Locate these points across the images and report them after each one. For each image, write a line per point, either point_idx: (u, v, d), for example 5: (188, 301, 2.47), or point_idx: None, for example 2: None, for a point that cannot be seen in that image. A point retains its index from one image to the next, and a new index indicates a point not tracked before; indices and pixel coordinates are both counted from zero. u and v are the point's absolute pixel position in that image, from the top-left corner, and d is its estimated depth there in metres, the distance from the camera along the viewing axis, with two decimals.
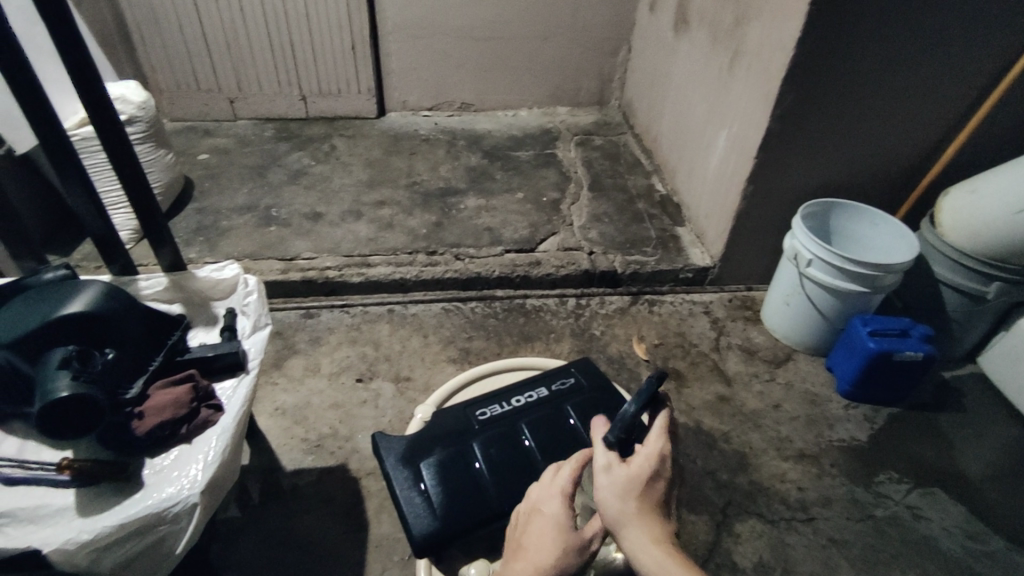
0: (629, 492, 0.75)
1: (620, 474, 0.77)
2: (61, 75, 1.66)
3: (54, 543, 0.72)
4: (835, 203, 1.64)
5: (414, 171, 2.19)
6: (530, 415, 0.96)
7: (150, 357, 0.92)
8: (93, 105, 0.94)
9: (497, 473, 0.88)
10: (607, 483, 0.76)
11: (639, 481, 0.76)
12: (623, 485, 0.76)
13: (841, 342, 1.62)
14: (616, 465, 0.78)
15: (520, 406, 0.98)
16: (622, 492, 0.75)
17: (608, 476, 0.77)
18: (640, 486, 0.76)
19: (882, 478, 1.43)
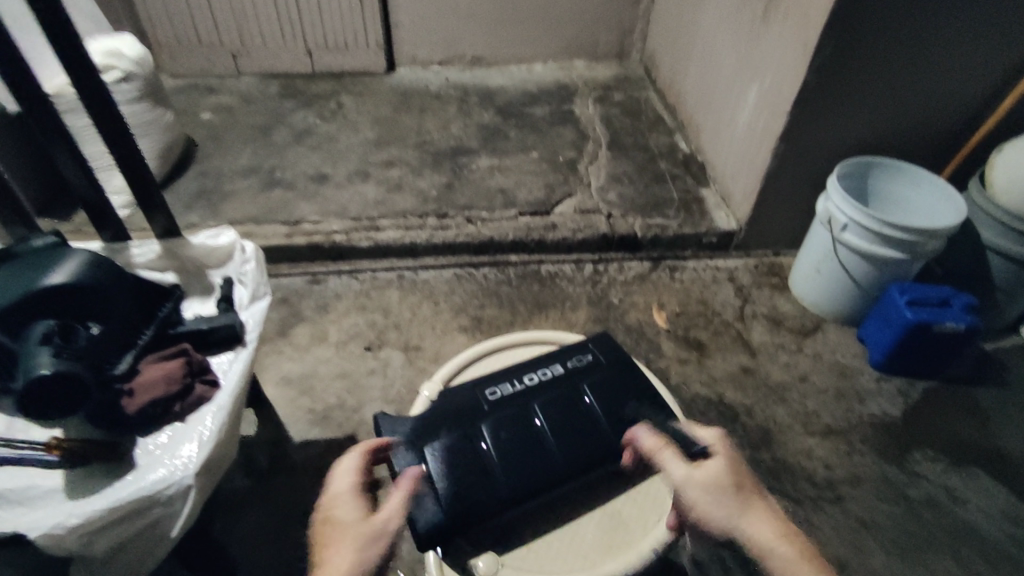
0: (722, 495, 0.73)
1: (703, 481, 0.74)
2: (36, 31, 1.51)
3: (42, 527, 0.67)
4: (874, 161, 1.52)
5: (424, 130, 2.09)
6: (545, 395, 0.90)
7: (141, 330, 0.86)
8: (71, 58, 0.86)
9: (509, 459, 0.83)
10: (698, 494, 0.73)
11: (728, 477, 0.74)
12: (713, 492, 0.73)
13: (876, 311, 1.52)
14: (694, 473, 0.75)
15: (533, 385, 0.91)
16: (714, 498, 0.73)
17: (692, 484, 0.74)
18: (731, 485, 0.74)
19: (915, 457, 1.36)
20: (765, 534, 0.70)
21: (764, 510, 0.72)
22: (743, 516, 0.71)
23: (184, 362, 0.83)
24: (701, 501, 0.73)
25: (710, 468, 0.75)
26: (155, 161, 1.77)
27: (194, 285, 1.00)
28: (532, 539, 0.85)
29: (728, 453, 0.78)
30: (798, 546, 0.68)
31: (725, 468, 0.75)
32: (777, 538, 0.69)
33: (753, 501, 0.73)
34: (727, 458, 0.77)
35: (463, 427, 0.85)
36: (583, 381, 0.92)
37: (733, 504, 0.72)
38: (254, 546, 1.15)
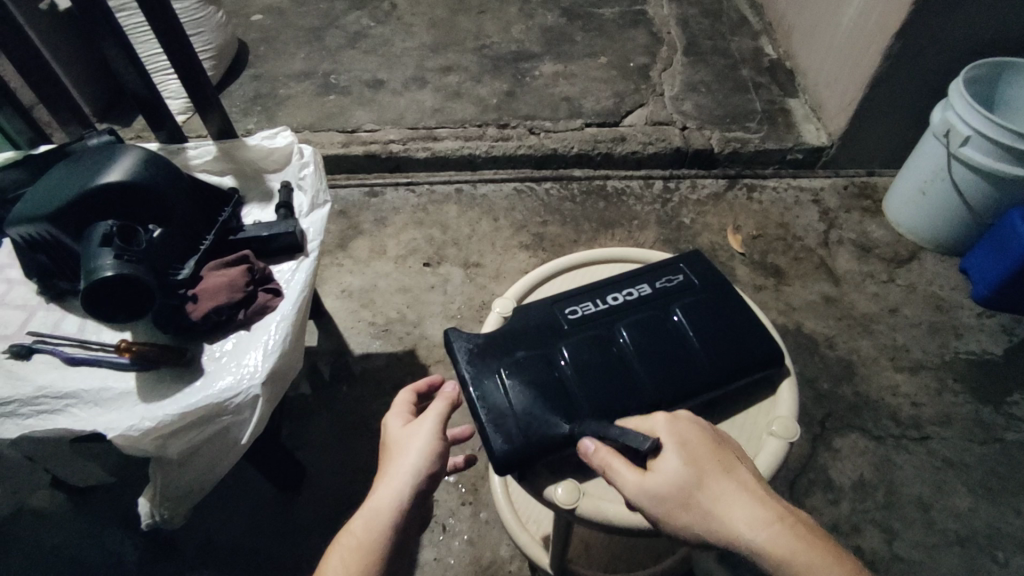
0: (684, 502, 0.54)
1: (659, 493, 0.54)
2: None
3: (118, 428, 0.68)
4: (1007, 62, 1.30)
5: (483, 33, 1.93)
6: (641, 312, 0.70)
7: (202, 235, 0.84)
8: None
9: (595, 380, 0.65)
10: (657, 513, 0.54)
11: (688, 473, 0.55)
12: (673, 502, 0.54)
13: (986, 239, 1.36)
14: (646, 484, 0.55)
15: (628, 299, 0.71)
16: (678, 510, 0.54)
17: (648, 499, 0.54)
18: (692, 483, 0.54)
19: (1015, 399, 1.25)
20: (747, 532, 0.52)
21: (735, 493, 0.54)
22: (715, 520, 0.53)
23: (246, 270, 0.80)
24: (661, 521, 0.54)
25: (663, 469, 0.55)
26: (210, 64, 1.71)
27: (253, 189, 0.95)
28: None
29: (680, 435, 0.57)
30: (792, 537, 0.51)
31: (681, 460, 0.55)
32: (760, 536, 0.52)
33: (723, 487, 0.54)
34: (683, 453, 0.56)
35: (537, 345, 0.67)
36: (687, 296, 0.71)
37: (699, 508, 0.53)
38: (317, 450, 1.17)
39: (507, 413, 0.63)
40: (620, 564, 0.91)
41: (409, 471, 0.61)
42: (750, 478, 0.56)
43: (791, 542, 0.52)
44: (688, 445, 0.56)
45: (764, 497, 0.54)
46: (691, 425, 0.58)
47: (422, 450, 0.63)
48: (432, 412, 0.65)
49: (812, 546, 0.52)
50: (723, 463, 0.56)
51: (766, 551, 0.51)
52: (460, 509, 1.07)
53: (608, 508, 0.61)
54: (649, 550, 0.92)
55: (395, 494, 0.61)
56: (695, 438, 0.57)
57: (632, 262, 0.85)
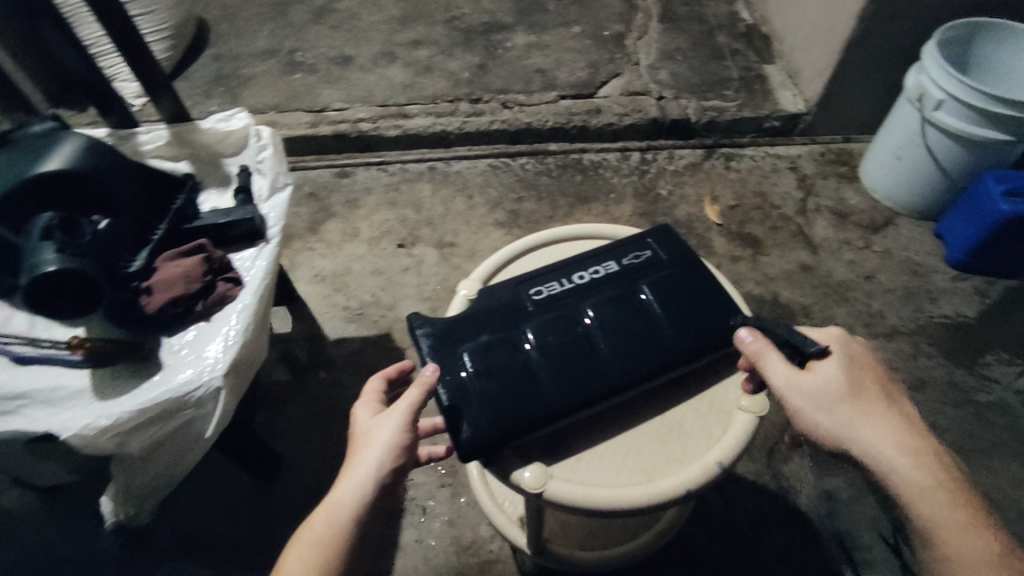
0: (831, 405, 0.60)
1: (810, 390, 0.61)
2: None
3: (73, 428, 0.66)
4: (982, 23, 1.28)
5: (453, 4, 1.87)
6: (608, 290, 0.68)
7: (154, 225, 0.80)
8: None
9: (562, 361, 0.64)
10: (800, 406, 0.61)
11: (846, 385, 0.60)
12: (819, 402, 0.61)
13: (961, 202, 1.36)
14: (800, 380, 0.61)
15: (594, 277, 0.69)
16: (823, 409, 0.60)
17: (798, 395, 0.61)
18: (847, 392, 0.60)
19: (989, 360, 1.26)
20: (886, 450, 0.58)
21: (888, 415, 0.60)
22: (860, 429, 0.59)
23: (203, 260, 0.77)
24: (801, 414, 0.61)
25: (822, 373, 0.61)
26: (167, 44, 1.65)
27: (210, 174, 0.92)
28: (583, 448, 0.63)
29: (849, 350, 0.63)
30: (929, 471, 0.58)
31: (843, 374, 0.61)
32: (900, 457, 0.58)
33: (877, 410, 0.60)
34: (846, 367, 0.61)
35: (503, 327, 0.66)
36: (655, 272, 0.70)
37: (846, 415, 0.60)
38: (293, 437, 1.16)
39: (471, 399, 0.62)
40: (597, 539, 0.91)
41: (373, 466, 0.61)
42: (907, 409, 0.61)
43: (927, 472, 0.58)
44: (852, 364, 0.62)
45: (917, 432, 0.59)
46: (862, 347, 0.63)
47: (386, 445, 0.61)
48: (400, 405, 0.62)
49: (949, 483, 0.58)
50: (886, 392, 0.61)
51: (902, 471, 0.58)
52: (439, 491, 1.07)
53: (576, 490, 0.60)
54: (626, 528, 0.91)
55: (358, 488, 0.60)
56: (861, 358, 0.62)
57: (600, 240, 0.83)
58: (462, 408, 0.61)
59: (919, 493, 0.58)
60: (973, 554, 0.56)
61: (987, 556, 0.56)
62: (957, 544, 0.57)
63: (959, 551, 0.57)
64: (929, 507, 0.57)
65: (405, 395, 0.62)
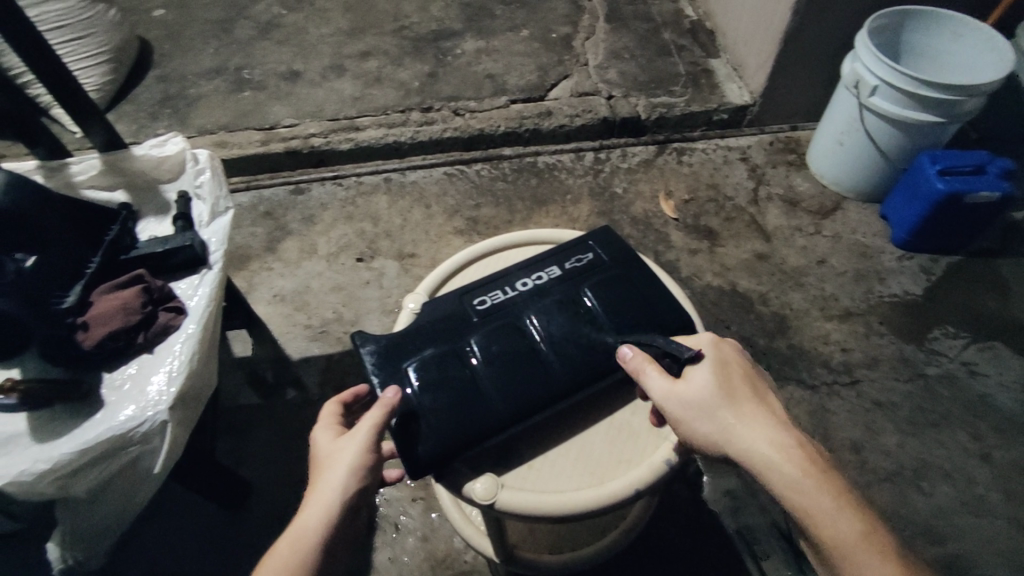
0: (709, 411, 0.59)
1: (688, 400, 0.60)
2: None
3: (8, 475, 0.63)
4: (909, 10, 1.31)
5: (401, 13, 1.86)
6: (550, 295, 0.69)
7: (88, 257, 0.78)
8: None
9: (505, 369, 0.64)
10: (682, 417, 0.60)
11: (719, 388, 0.60)
12: (698, 410, 0.59)
13: (901, 183, 1.40)
14: (678, 390, 0.60)
15: (537, 284, 0.70)
16: (702, 417, 0.59)
17: (677, 403, 0.60)
18: (721, 398, 0.60)
19: (936, 335, 1.30)
20: (762, 449, 0.57)
21: (759, 415, 0.59)
22: (737, 432, 0.58)
23: (141, 291, 0.76)
24: (684, 424, 0.60)
25: (697, 379, 0.61)
26: (106, 67, 1.60)
27: (148, 203, 0.90)
28: (534, 456, 0.64)
29: (721, 355, 0.62)
30: (804, 464, 0.56)
31: (715, 377, 0.60)
32: (775, 454, 0.57)
33: (751, 409, 0.59)
34: (719, 370, 0.61)
35: (447, 339, 0.66)
36: (596, 274, 0.71)
37: (724, 420, 0.59)
38: (259, 462, 1.14)
39: (417, 413, 0.61)
40: (565, 543, 0.91)
41: (337, 489, 0.60)
42: (778, 408, 0.61)
43: (802, 464, 0.56)
44: (724, 366, 0.61)
45: (787, 427, 0.59)
46: (732, 350, 0.63)
47: (351, 468, 0.60)
48: (364, 426, 0.61)
49: (824, 472, 0.57)
50: (757, 391, 0.61)
51: (779, 468, 0.57)
52: (410, 506, 1.06)
53: (525, 498, 0.61)
54: (594, 527, 0.92)
55: (323, 512, 0.59)
56: (732, 362, 0.62)
57: (547, 245, 0.84)
58: (408, 421, 0.61)
59: (798, 488, 0.56)
60: (852, 540, 0.54)
61: (866, 540, 0.54)
62: (836, 533, 0.54)
63: (840, 538, 0.54)
64: (805, 500, 0.55)
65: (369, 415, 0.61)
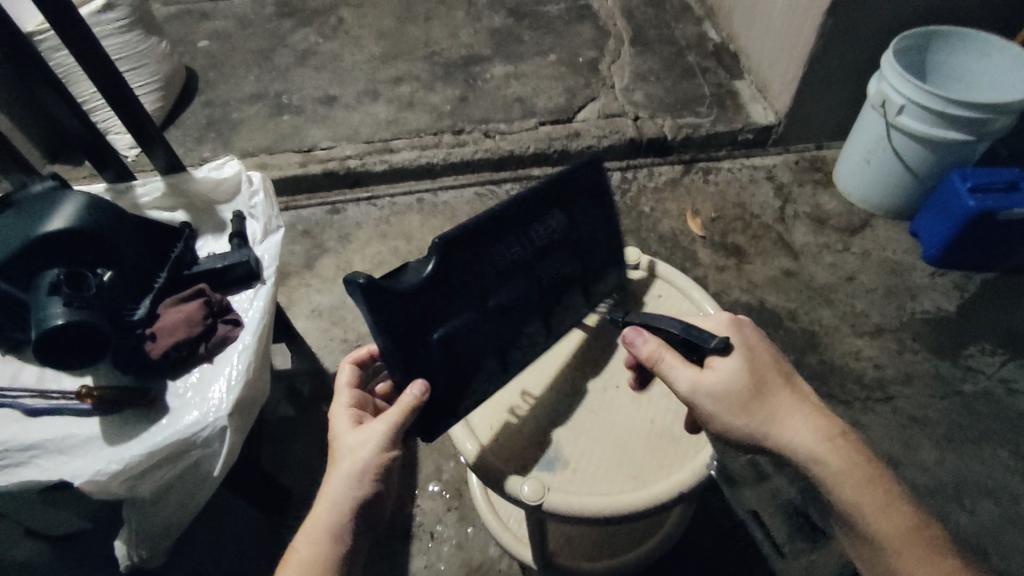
0: (741, 402, 0.62)
1: (717, 389, 0.63)
2: None
3: (84, 474, 0.68)
4: (935, 31, 1.34)
5: (432, 40, 1.93)
6: (554, 254, 0.74)
7: (156, 273, 0.85)
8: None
9: (512, 325, 0.73)
10: (712, 407, 0.63)
11: (749, 377, 0.63)
12: (726, 403, 0.63)
13: (931, 201, 1.41)
14: (705, 380, 0.64)
15: (546, 236, 0.73)
16: (736, 408, 0.62)
17: (706, 394, 0.63)
18: (751, 388, 0.63)
19: (971, 351, 1.30)
20: (798, 438, 0.61)
21: (794, 405, 0.63)
22: (773, 422, 0.62)
23: (203, 304, 0.81)
24: (717, 414, 0.63)
25: (725, 370, 0.64)
26: (157, 95, 1.69)
27: (206, 222, 0.96)
28: (581, 462, 0.69)
29: (747, 343, 0.66)
30: (839, 451, 0.61)
31: (744, 367, 0.64)
32: (811, 443, 0.61)
33: (782, 399, 0.63)
34: (744, 359, 0.64)
35: (474, 303, 0.70)
36: (592, 231, 0.77)
37: (757, 410, 0.62)
38: (300, 472, 1.18)
39: (450, 396, 0.69)
40: (601, 550, 0.96)
41: (351, 482, 0.64)
42: (810, 395, 0.65)
43: (837, 453, 0.61)
44: (748, 355, 0.65)
45: (820, 413, 0.63)
46: (755, 337, 0.66)
47: (364, 460, 0.64)
48: (381, 423, 0.65)
49: (861, 461, 0.61)
50: (786, 379, 0.65)
51: (815, 457, 0.61)
52: (446, 515, 1.09)
53: (573, 501, 0.66)
54: (629, 535, 0.97)
55: (339, 503, 0.64)
56: (759, 348, 0.66)
57: None
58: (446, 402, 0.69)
59: (834, 477, 0.60)
60: (896, 533, 0.59)
61: (910, 531, 0.59)
62: (883, 527, 0.59)
63: (886, 533, 0.59)
64: (847, 490, 0.60)
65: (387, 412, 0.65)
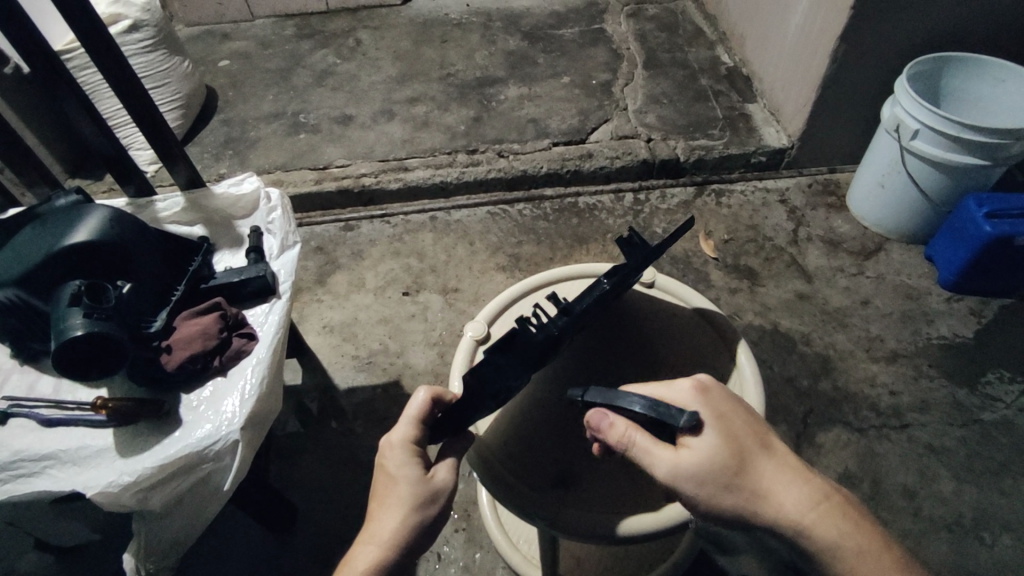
0: (724, 480, 0.58)
1: (697, 471, 0.58)
2: None
3: (96, 486, 0.68)
4: (948, 57, 1.34)
5: (447, 62, 1.96)
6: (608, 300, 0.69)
7: (174, 287, 0.86)
8: (68, 14, 0.79)
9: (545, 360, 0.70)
10: (695, 490, 0.58)
11: (727, 452, 0.58)
12: (708, 482, 0.58)
13: (946, 226, 1.40)
14: (682, 463, 0.58)
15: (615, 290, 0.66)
16: (718, 489, 0.58)
17: (686, 476, 0.58)
18: (732, 463, 0.58)
19: (991, 379, 1.28)
20: (790, 512, 0.58)
21: (777, 472, 0.59)
22: (759, 494, 0.58)
23: (219, 317, 0.82)
24: (700, 497, 0.58)
25: (701, 447, 0.59)
26: (178, 113, 1.73)
27: (223, 237, 0.97)
28: (595, 479, 0.67)
29: (717, 410, 0.60)
30: (833, 517, 0.58)
31: (720, 439, 0.59)
32: (804, 515, 0.58)
33: (765, 467, 0.59)
34: (717, 430, 0.59)
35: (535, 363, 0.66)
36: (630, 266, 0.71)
37: (742, 486, 0.58)
38: (307, 489, 1.18)
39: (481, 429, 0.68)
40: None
41: (416, 531, 0.61)
42: (789, 456, 0.61)
43: (832, 519, 0.58)
44: (720, 425, 0.59)
45: (807, 477, 0.60)
46: (725, 401, 0.61)
47: (430, 509, 0.62)
48: (450, 474, 0.64)
49: (858, 524, 0.59)
50: (765, 444, 0.61)
51: (810, 530, 0.58)
52: (453, 537, 1.07)
53: (585, 522, 0.64)
54: (641, 559, 0.96)
55: (398, 554, 0.61)
56: (731, 415, 0.61)
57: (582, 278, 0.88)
58: (463, 418, 0.65)
59: (834, 550, 0.57)
60: None
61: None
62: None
63: None
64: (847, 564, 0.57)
65: (453, 461, 0.65)
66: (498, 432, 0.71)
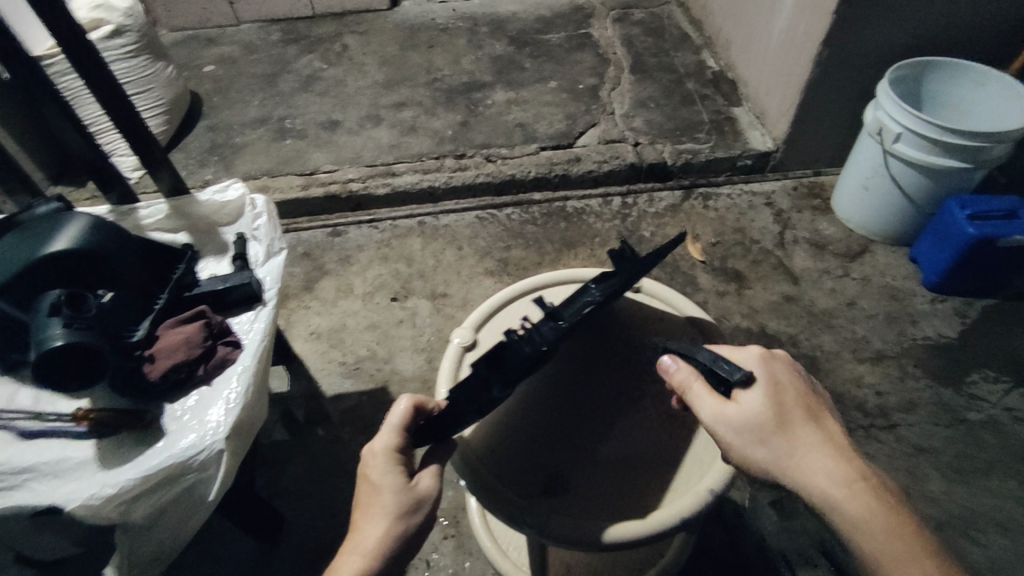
0: (762, 436, 0.61)
1: (740, 423, 0.61)
2: None
3: (77, 499, 0.66)
4: (930, 62, 1.36)
5: (434, 67, 1.96)
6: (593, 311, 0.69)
7: (157, 295, 0.85)
8: (46, 19, 0.78)
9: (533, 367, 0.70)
10: (733, 439, 0.61)
11: (771, 412, 0.61)
12: (745, 435, 0.61)
13: (930, 228, 1.42)
14: (726, 412, 0.62)
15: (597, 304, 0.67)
16: (756, 443, 0.61)
17: (727, 426, 0.61)
18: (774, 422, 0.61)
19: (975, 379, 1.29)
20: (821, 481, 0.59)
21: (817, 443, 0.60)
22: (794, 458, 0.60)
23: (203, 325, 0.80)
24: (735, 447, 0.61)
25: (749, 403, 0.62)
26: (163, 119, 1.71)
27: (208, 244, 0.96)
28: (581, 487, 0.67)
29: (773, 375, 0.63)
30: (864, 495, 0.59)
31: (768, 400, 0.62)
32: (834, 487, 0.59)
33: (807, 436, 0.61)
34: (769, 391, 0.62)
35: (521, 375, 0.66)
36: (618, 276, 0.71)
37: (779, 446, 0.60)
38: (295, 497, 1.16)
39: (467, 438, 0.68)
40: None
41: (400, 540, 0.61)
42: (836, 434, 0.62)
43: (863, 497, 0.59)
44: (774, 387, 0.62)
45: (849, 456, 0.60)
46: (784, 369, 0.64)
47: (414, 517, 0.62)
48: (434, 481, 0.64)
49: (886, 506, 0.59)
50: (813, 415, 0.62)
51: (836, 501, 0.58)
52: (443, 544, 1.07)
53: (572, 531, 0.64)
54: (631, 564, 0.96)
55: (381, 563, 0.60)
56: (786, 384, 0.63)
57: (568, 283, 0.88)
58: (451, 424, 0.65)
59: (858, 526, 0.58)
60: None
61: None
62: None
63: None
64: (867, 540, 0.58)
65: (436, 469, 0.65)
66: (484, 439, 0.71)
